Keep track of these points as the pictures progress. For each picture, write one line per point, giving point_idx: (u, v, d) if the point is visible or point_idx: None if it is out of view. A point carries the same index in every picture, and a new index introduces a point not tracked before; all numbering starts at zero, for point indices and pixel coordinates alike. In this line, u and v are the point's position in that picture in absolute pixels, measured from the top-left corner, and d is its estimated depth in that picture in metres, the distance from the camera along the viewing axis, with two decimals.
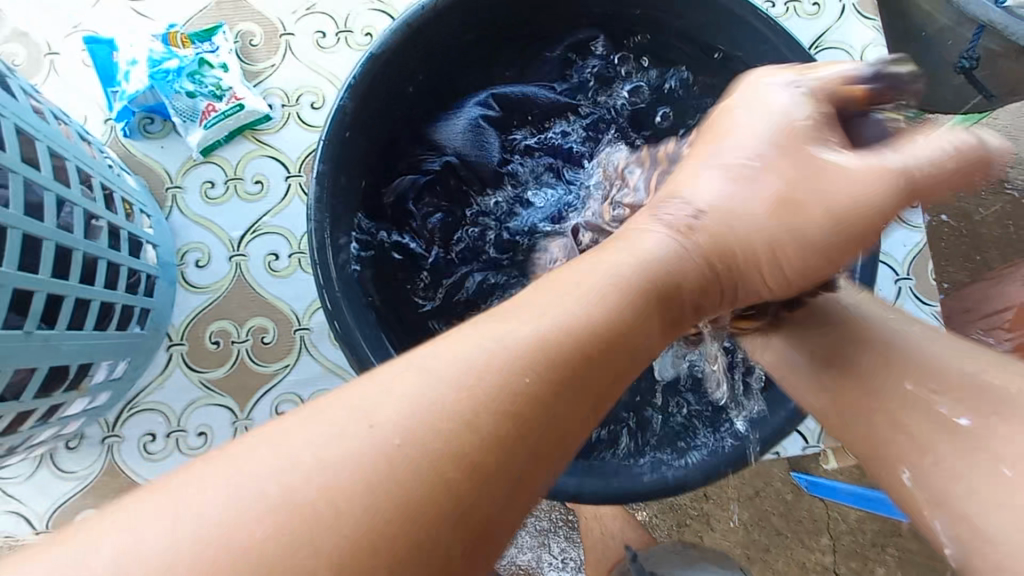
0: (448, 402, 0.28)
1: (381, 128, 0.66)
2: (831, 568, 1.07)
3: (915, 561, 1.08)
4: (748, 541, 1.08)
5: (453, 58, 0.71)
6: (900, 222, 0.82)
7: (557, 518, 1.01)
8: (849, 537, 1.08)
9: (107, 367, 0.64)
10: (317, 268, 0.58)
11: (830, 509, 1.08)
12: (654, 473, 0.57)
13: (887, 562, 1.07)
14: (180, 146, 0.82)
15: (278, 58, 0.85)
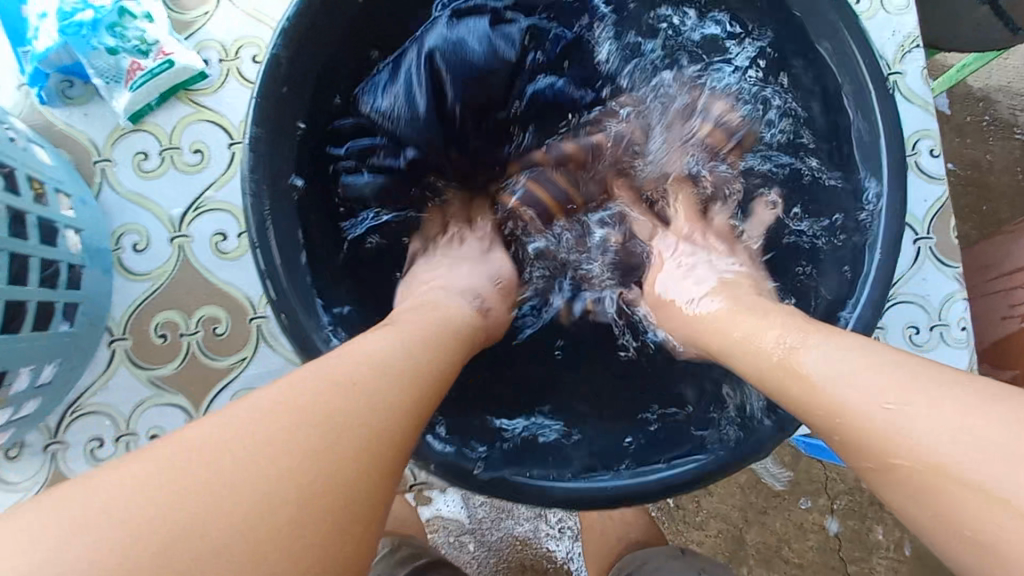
0: (349, 370, 0.37)
1: (325, 81, 0.56)
2: (829, 527, 1.04)
3: None
4: (746, 503, 1.03)
5: None
6: (920, 174, 0.74)
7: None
8: (847, 495, 1.04)
9: (30, 372, 0.56)
10: (255, 249, 0.50)
11: (829, 468, 1.03)
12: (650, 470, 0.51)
13: (885, 519, 1.04)
14: (107, 112, 0.72)
15: (212, 4, 0.73)
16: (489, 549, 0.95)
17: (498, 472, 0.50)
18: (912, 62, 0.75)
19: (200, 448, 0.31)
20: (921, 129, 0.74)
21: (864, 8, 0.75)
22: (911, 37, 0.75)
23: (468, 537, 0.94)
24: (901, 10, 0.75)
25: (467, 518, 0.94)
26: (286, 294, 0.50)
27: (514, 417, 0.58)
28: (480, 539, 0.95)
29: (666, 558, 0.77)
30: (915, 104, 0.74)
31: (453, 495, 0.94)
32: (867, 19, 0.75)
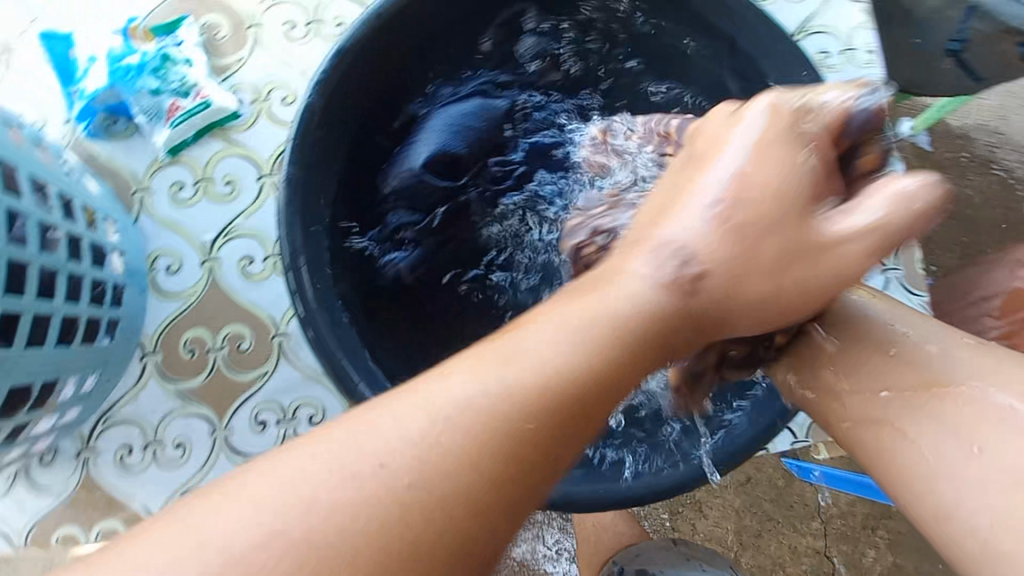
0: (460, 413, 0.29)
1: (352, 127, 0.63)
2: (822, 551, 1.08)
3: (907, 543, 1.08)
4: (740, 527, 1.07)
5: (429, 45, 0.67)
6: None
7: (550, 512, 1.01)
8: (840, 520, 1.08)
9: (75, 382, 0.62)
10: (289, 273, 0.56)
11: (821, 493, 1.08)
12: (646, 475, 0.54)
13: (876, 543, 1.08)
14: (147, 146, 0.79)
15: (246, 51, 0.81)
16: None
17: None
18: None
19: (275, 495, 0.27)
20: None
21: (835, 62, 0.83)
22: None
23: None
24: (868, 64, 0.83)
25: None
26: (314, 313, 0.56)
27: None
28: None
29: (655, 549, 0.81)
30: None
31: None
32: (838, 72, 0.83)
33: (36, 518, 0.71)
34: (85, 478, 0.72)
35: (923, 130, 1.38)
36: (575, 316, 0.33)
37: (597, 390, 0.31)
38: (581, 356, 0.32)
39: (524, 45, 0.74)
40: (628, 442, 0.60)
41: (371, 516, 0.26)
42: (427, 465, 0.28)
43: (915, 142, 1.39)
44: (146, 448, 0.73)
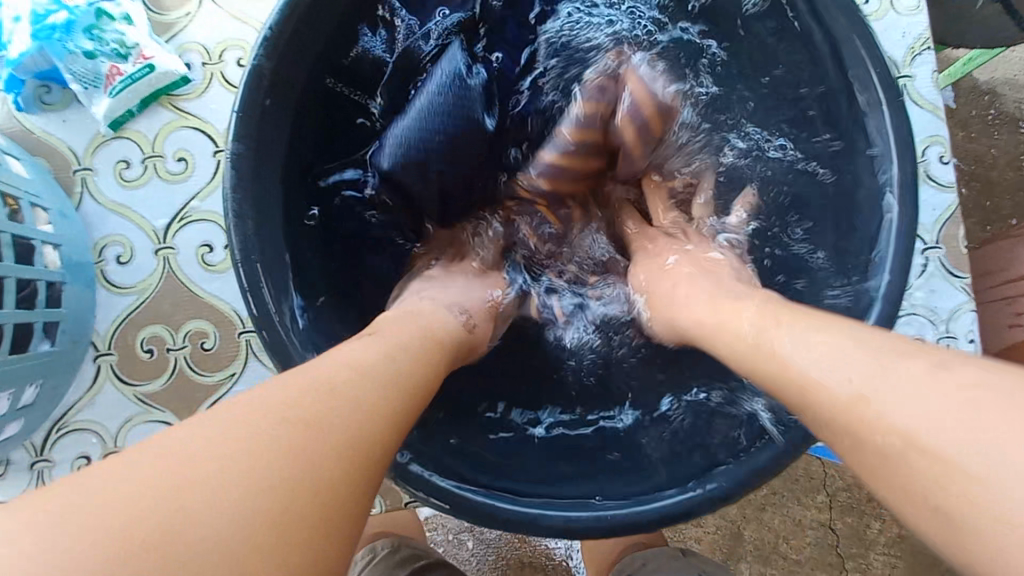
0: (347, 370, 0.35)
1: (307, 98, 0.54)
2: (826, 524, 1.01)
3: None
4: (744, 499, 1.00)
5: None
6: (931, 183, 0.71)
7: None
8: (845, 492, 1.01)
9: (9, 395, 0.54)
10: (239, 269, 0.48)
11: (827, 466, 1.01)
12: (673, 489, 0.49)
13: (883, 516, 1.02)
14: (87, 119, 0.69)
15: (194, 5, 0.70)
16: (487, 547, 0.89)
17: (515, 501, 0.48)
18: (922, 65, 0.72)
19: (175, 461, 0.27)
20: (932, 136, 0.72)
21: (874, 9, 0.72)
22: (923, 39, 0.72)
23: (466, 534, 0.89)
24: (912, 11, 0.72)
25: None
26: (271, 317, 0.48)
27: (510, 449, 0.56)
28: (479, 537, 0.90)
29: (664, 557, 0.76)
30: (925, 110, 0.72)
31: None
32: (876, 19, 0.72)
33: None
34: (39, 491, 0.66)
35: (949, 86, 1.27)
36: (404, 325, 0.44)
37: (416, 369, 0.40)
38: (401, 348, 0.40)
39: None
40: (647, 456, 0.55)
41: (286, 451, 0.29)
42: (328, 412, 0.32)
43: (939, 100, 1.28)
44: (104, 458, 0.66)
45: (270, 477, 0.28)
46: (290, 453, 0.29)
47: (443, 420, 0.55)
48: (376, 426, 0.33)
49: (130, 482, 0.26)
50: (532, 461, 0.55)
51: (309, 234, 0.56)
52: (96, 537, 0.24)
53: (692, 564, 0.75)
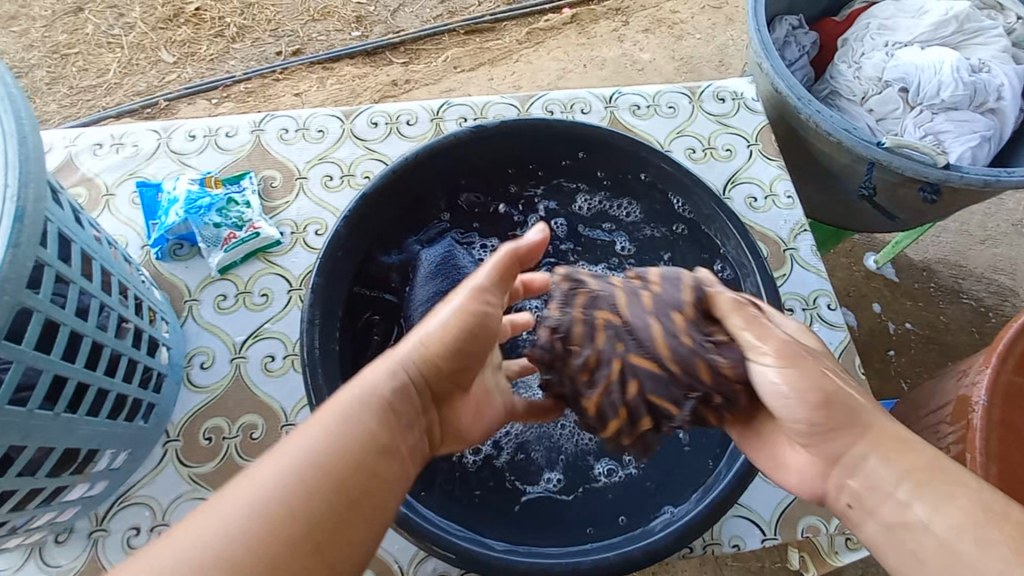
0: (373, 411, 0.53)
1: (360, 256, 0.82)
2: None
3: None
4: None
5: (428, 195, 0.89)
6: (824, 323, 0.93)
7: None
8: None
9: (110, 455, 0.72)
10: (305, 367, 0.70)
11: None
12: (606, 549, 0.64)
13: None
14: (203, 266, 0.97)
15: (292, 196, 1.03)
16: None
17: (480, 554, 0.62)
18: (803, 241, 1.00)
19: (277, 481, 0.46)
20: (819, 289, 0.96)
21: (762, 204, 1.02)
22: (800, 224, 1.01)
23: None
24: (789, 206, 1.02)
25: None
26: (321, 395, 0.70)
27: (506, 507, 0.72)
28: None
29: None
30: (812, 271, 0.97)
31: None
32: (764, 211, 1.02)
33: None
34: (90, 558, 0.78)
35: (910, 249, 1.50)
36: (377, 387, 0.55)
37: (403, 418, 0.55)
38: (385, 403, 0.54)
39: (467, 191, 0.92)
40: (602, 507, 0.72)
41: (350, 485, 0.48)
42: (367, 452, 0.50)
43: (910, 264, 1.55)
44: (152, 529, 0.79)
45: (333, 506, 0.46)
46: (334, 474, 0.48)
47: (437, 493, 0.71)
48: (393, 433, 0.53)
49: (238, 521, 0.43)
50: (525, 517, 0.71)
51: (347, 339, 0.78)
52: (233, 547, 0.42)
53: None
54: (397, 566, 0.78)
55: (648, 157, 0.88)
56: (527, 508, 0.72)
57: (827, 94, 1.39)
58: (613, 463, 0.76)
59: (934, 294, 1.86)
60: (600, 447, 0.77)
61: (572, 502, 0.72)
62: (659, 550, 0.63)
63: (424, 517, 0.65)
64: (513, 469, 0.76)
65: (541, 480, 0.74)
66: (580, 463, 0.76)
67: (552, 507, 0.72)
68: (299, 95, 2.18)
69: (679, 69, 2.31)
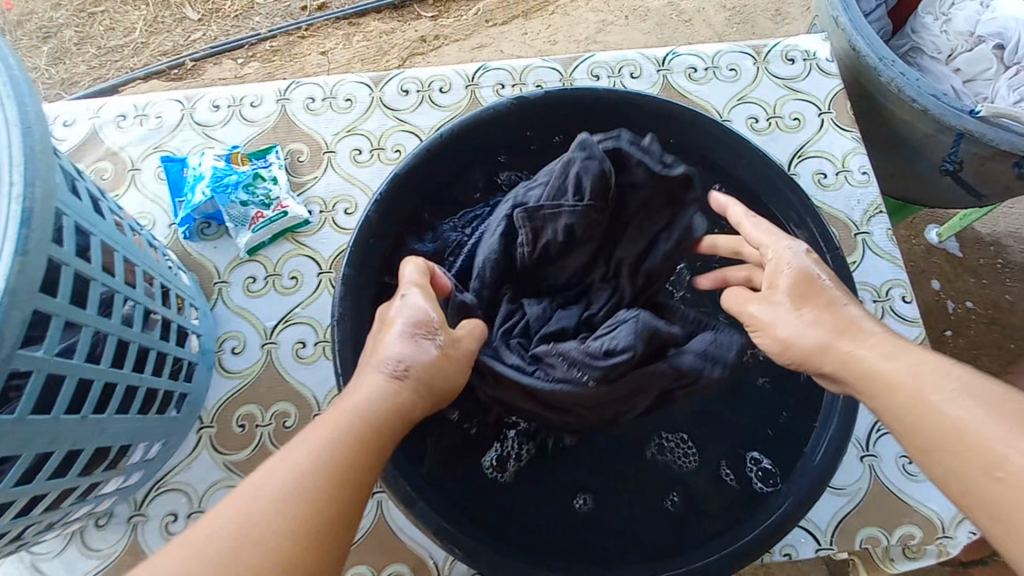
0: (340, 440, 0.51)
1: (390, 245, 0.76)
2: None
3: None
4: None
5: (458, 171, 0.81)
6: (897, 317, 0.85)
7: None
8: None
9: (143, 447, 0.71)
10: (336, 359, 0.67)
11: None
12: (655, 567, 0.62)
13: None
14: (230, 246, 0.94)
15: (320, 171, 0.98)
16: None
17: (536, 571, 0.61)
18: (877, 225, 0.90)
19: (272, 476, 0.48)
20: (894, 279, 0.86)
21: (831, 181, 0.92)
22: (875, 204, 0.91)
23: None
24: (863, 184, 0.92)
25: None
26: None
27: (560, 517, 0.69)
28: None
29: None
30: (885, 259, 0.88)
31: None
32: (834, 190, 0.92)
33: None
34: (131, 542, 0.79)
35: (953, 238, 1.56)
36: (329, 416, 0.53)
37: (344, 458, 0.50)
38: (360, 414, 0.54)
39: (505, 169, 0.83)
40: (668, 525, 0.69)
41: (309, 505, 0.47)
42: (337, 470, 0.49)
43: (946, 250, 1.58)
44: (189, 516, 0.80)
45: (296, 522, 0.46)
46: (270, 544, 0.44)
47: (491, 507, 0.68)
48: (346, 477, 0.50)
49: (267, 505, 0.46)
50: (578, 528, 0.69)
51: None
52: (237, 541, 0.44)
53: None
54: (432, 562, 0.77)
55: (671, 113, 0.79)
56: (580, 518, 0.69)
57: (906, 50, 1.22)
58: (680, 471, 0.72)
59: (1000, 272, 1.71)
60: (667, 460, 0.73)
61: (625, 512, 0.70)
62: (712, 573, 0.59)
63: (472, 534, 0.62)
64: (567, 481, 0.72)
65: (592, 489, 0.71)
66: (639, 475, 0.72)
67: (608, 519, 0.69)
68: (325, 54, 2.09)
69: (732, 19, 2.11)
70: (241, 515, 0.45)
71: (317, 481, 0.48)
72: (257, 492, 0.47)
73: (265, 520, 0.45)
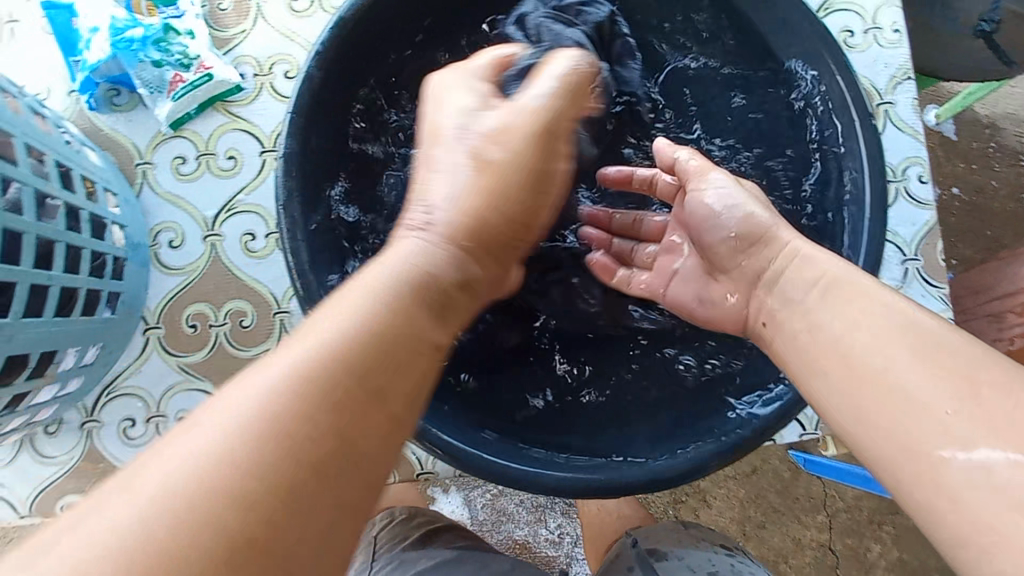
0: (349, 318, 0.36)
1: (338, 110, 0.62)
2: (826, 544, 1.21)
3: (910, 536, 1.21)
4: (744, 516, 1.21)
5: (414, 19, 0.66)
6: (908, 199, 0.78)
7: (561, 523, 1.15)
8: (846, 514, 1.22)
9: (76, 354, 0.62)
10: (285, 251, 0.57)
11: (827, 487, 1.21)
12: (649, 462, 0.57)
13: (882, 538, 1.21)
14: (149, 119, 0.78)
15: (249, 23, 0.79)
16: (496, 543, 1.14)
17: (523, 470, 0.55)
18: (901, 94, 0.79)
19: (258, 382, 0.32)
20: (911, 157, 0.78)
21: (858, 41, 0.79)
22: (903, 69, 0.79)
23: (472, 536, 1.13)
24: (894, 44, 0.79)
25: (469, 519, 1.13)
26: (310, 289, 0.56)
27: (551, 420, 0.64)
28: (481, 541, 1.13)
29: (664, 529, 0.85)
30: (905, 133, 0.79)
31: (455, 497, 1.13)
32: (859, 51, 0.79)
33: (38, 488, 0.73)
34: (88, 448, 0.73)
35: (950, 120, 1.49)
36: (362, 288, 0.39)
37: (383, 355, 0.36)
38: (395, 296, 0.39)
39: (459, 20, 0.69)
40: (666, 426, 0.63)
41: (326, 410, 0.32)
42: (366, 368, 0.35)
43: (942, 131, 1.50)
44: (148, 421, 0.74)
45: (298, 437, 0.31)
46: (292, 445, 0.30)
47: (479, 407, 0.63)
48: (378, 370, 0.35)
49: (243, 405, 0.31)
50: (571, 425, 0.63)
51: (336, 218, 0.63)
52: (220, 476, 0.29)
53: (693, 534, 0.84)
54: (414, 458, 0.74)
55: None
56: (573, 416, 0.64)
57: None
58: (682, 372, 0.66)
59: None
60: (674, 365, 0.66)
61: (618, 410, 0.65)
62: (707, 463, 0.55)
63: (453, 431, 0.57)
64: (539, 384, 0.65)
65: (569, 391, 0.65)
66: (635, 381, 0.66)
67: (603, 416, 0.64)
68: None
69: None
70: (202, 420, 0.31)
71: (339, 385, 0.33)
72: (238, 399, 0.31)
73: (244, 450, 0.30)
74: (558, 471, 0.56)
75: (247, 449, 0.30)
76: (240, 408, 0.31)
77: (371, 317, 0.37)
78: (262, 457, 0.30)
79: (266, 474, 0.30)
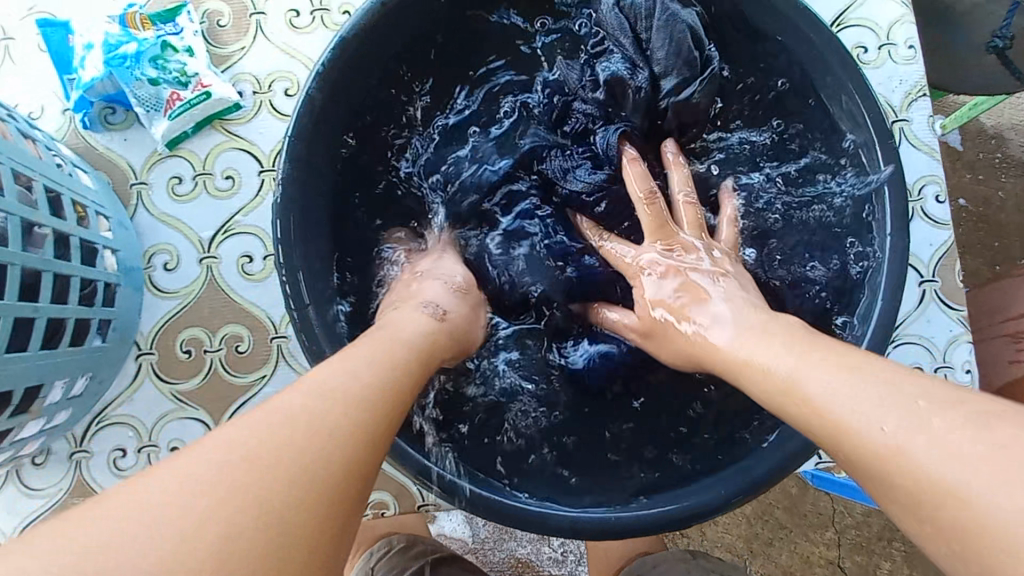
0: (338, 397, 0.37)
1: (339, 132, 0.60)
2: (835, 562, 1.18)
3: (921, 555, 1.18)
4: (751, 534, 1.18)
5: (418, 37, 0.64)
6: (925, 219, 0.76)
7: (564, 543, 1.12)
8: (855, 531, 1.19)
9: (64, 385, 0.60)
10: (283, 280, 0.55)
11: (836, 505, 1.18)
12: (665, 500, 0.54)
13: (893, 556, 1.18)
14: (145, 138, 0.75)
15: (248, 40, 0.77)
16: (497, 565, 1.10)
17: (532, 510, 0.53)
18: (916, 111, 0.77)
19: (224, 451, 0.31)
20: (927, 175, 0.76)
21: (871, 57, 0.77)
22: (918, 86, 0.77)
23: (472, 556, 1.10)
24: (908, 60, 0.77)
25: (470, 538, 1.10)
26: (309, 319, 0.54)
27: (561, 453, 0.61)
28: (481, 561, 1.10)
29: (671, 560, 0.82)
30: (921, 151, 0.77)
31: (456, 515, 1.09)
32: (873, 68, 0.77)
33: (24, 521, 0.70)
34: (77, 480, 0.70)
35: (956, 130, 1.47)
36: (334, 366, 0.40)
37: (337, 444, 0.34)
38: (362, 387, 0.38)
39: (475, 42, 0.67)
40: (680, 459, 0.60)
41: (276, 486, 0.30)
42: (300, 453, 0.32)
43: (948, 142, 1.48)
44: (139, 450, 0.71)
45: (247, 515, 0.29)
46: (257, 529, 0.28)
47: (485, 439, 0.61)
48: (337, 465, 0.33)
49: (204, 474, 0.30)
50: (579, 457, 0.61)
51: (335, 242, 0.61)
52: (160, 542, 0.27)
53: (704, 565, 0.80)
54: (417, 488, 0.71)
55: None
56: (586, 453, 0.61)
57: None
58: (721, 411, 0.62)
59: None
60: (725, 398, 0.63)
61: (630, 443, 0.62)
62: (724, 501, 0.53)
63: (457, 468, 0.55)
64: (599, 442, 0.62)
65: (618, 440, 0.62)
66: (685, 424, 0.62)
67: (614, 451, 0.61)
68: None
69: None
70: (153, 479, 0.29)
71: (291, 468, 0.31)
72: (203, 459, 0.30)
73: (201, 510, 0.28)
74: (568, 511, 0.53)
75: (205, 512, 0.28)
76: (209, 471, 0.30)
77: (331, 401, 0.36)
78: (217, 526, 0.28)
79: (206, 542, 0.27)
